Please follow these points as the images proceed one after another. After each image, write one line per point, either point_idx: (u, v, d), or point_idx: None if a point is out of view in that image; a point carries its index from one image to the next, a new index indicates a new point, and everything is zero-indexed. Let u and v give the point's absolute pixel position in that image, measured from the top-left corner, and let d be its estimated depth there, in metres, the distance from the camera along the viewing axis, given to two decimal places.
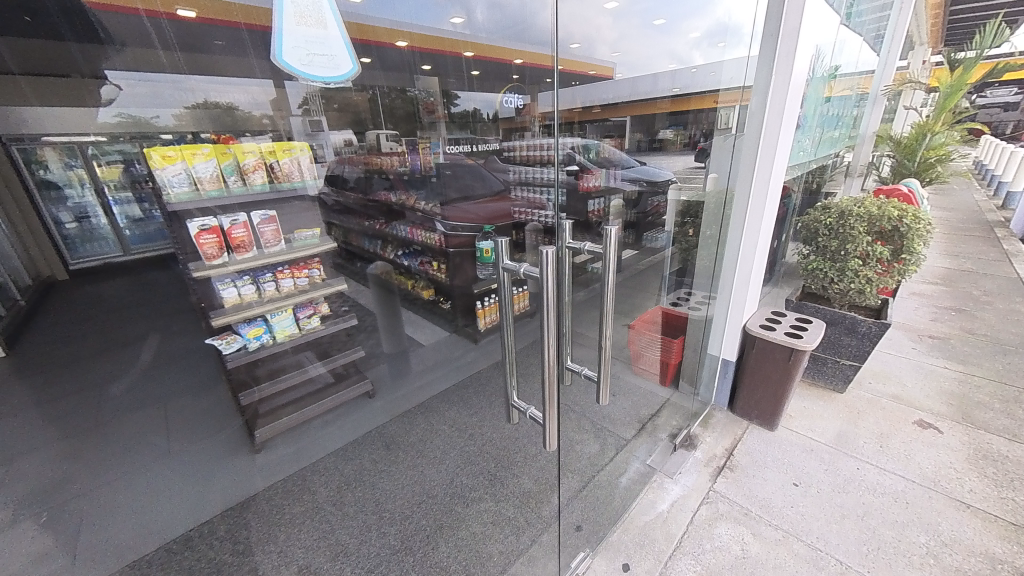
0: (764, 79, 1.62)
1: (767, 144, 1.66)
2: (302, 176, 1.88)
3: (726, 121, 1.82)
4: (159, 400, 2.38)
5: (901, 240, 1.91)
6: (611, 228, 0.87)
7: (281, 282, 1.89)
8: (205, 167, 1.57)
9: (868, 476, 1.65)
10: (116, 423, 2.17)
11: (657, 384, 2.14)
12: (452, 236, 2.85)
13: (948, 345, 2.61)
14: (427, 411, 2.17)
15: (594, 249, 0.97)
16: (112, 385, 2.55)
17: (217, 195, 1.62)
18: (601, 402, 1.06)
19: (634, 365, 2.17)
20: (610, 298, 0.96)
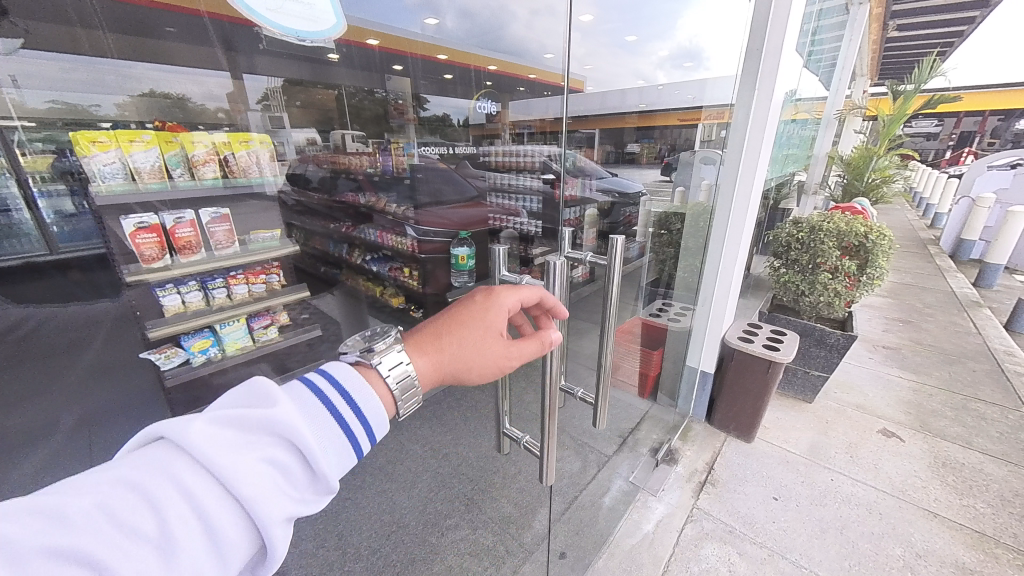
0: (745, 97, 1.65)
1: (749, 159, 1.68)
2: (261, 172, 1.69)
3: (709, 134, 1.83)
4: (82, 422, 2.07)
5: (866, 254, 1.95)
6: (617, 239, 0.80)
7: (233, 289, 1.69)
8: (144, 157, 1.38)
9: (843, 487, 1.67)
10: (27, 451, 1.86)
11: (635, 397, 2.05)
12: (425, 241, 2.77)
13: (901, 354, 2.77)
14: (397, 429, 2.02)
15: (595, 259, 0.90)
16: (26, 407, 2.21)
17: (158, 189, 1.42)
18: (599, 426, 0.97)
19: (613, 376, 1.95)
20: (613, 312, 0.89)
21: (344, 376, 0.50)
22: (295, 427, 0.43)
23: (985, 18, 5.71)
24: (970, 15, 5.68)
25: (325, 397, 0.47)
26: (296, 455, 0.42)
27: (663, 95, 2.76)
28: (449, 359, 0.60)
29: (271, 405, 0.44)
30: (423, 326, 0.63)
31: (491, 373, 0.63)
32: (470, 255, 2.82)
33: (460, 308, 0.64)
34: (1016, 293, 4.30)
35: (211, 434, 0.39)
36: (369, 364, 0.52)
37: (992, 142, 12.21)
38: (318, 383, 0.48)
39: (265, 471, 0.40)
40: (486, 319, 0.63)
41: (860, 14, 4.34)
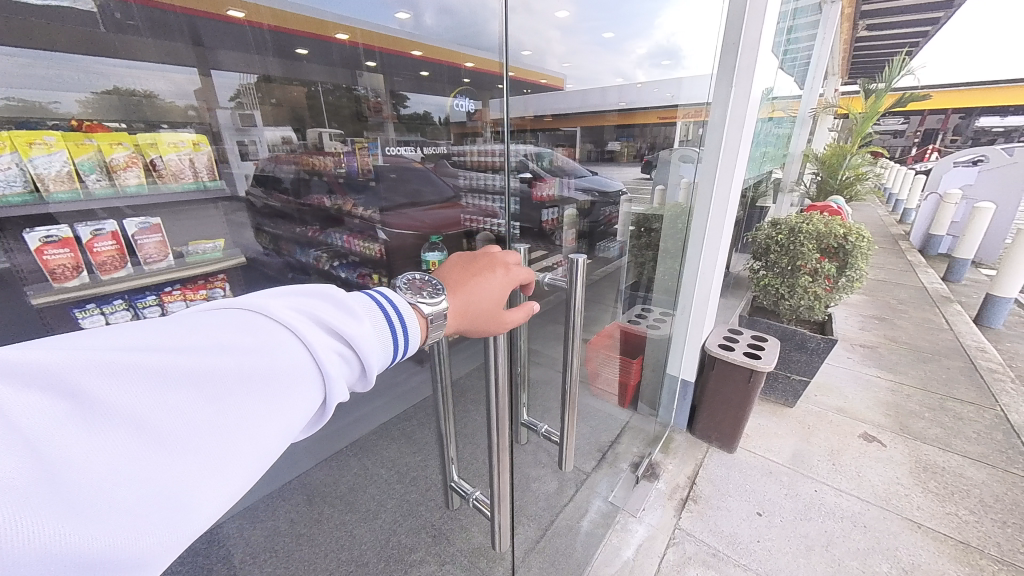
0: (719, 94, 1.57)
1: (726, 159, 1.60)
2: (195, 176, 1.56)
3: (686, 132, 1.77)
4: None
5: (845, 256, 1.90)
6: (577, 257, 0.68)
7: (167, 306, 1.52)
8: (47, 161, 1.20)
9: (827, 499, 1.61)
10: None
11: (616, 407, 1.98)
12: (395, 244, 2.67)
13: (879, 353, 2.76)
14: (361, 451, 1.87)
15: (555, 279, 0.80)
16: None
17: (68, 198, 1.24)
18: (565, 466, 0.87)
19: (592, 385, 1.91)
20: (576, 341, 0.78)
21: (399, 301, 0.54)
22: (362, 330, 0.48)
23: (950, 18, 5.85)
24: (936, 16, 5.82)
25: (385, 312, 0.52)
26: (356, 355, 0.47)
27: (641, 93, 2.67)
28: (467, 301, 0.62)
29: (342, 306, 0.48)
30: (450, 270, 0.65)
31: (495, 325, 0.66)
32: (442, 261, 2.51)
33: (486, 259, 0.67)
34: (982, 287, 4.40)
35: (296, 317, 0.44)
36: (418, 306, 0.54)
37: (954, 139, 12.68)
38: (379, 299, 0.53)
39: (334, 358, 0.45)
40: (505, 278, 0.66)
41: (833, 12, 4.35)
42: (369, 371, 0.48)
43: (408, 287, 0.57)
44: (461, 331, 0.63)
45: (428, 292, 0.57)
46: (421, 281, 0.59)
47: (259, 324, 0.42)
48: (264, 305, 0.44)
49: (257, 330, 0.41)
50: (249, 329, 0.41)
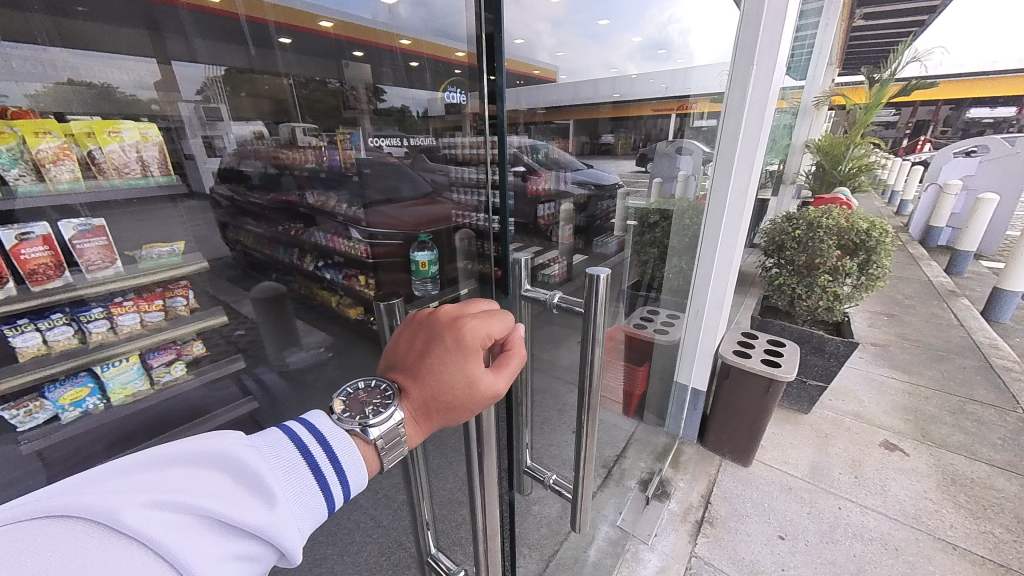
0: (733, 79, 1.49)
1: (744, 147, 1.49)
2: (143, 171, 1.37)
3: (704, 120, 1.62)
4: None
5: (868, 253, 1.76)
6: (599, 273, 0.50)
7: (117, 320, 1.34)
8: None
9: (852, 517, 1.49)
10: None
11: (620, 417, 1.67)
12: (377, 245, 2.49)
13: (889, 352, 2.65)
14: None
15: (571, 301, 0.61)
16: None
17: None
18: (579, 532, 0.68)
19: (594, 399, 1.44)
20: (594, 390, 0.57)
21: (334, 436, 0.42)
22: (278, 513, 0.37)
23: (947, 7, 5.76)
24: (934, 5, 5.72)
25: (313, 464, 0.40)
26: (270, 545, 0.37)
27: None
28: (422, 391, 0.47)
29: (247, 476, 0.37)
30: (400, 359, 0.51)
31: (480, 399, 0.48)
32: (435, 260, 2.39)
33: (433, 321, 0.50)
34: (985, 279, 4.33)
35: (165, 523, 0.32)
36: (366, 432, 0.42)
37: (943, 130, 12.73)
38: (303, 440, 0.41)
39: (232, 568, 0.34)
40: (459, 337, 0.47)
41: None
42: (295, 554, 0.38)
43: (348, 412, 0.44)
44: (439, 425, 0.49)
45: (372, 410, 0.44)
46: (367, 391, 0.46)
47: (102, 551, 0.30)
48: (109, 509, 0.31)
49: (99, 565, 0.29)
50: (85, 566, 0.29)
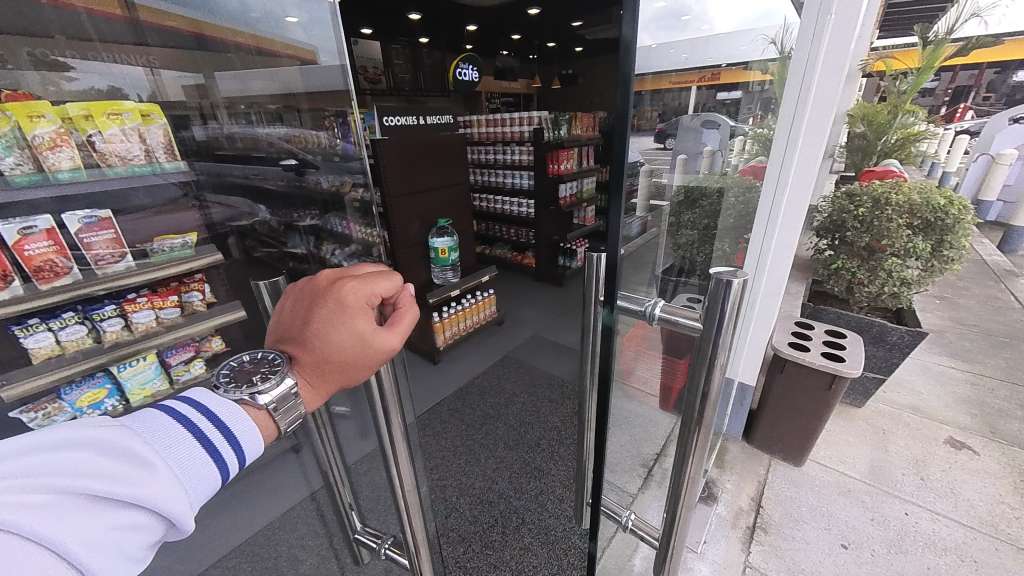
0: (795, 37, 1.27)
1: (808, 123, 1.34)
2: (151, 158, 1.24)
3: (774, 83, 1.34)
4: None
5: (943, 233, 1.57)
6: (725, 278, 0.35)
7: (131, 318, 1.26)
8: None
9: (921, 525, 1.35)
10: None
11: None
12: (398, 234, 2.18)
13: (946, 339, 2.45)
14: None
15: (688, 320, 0.43)
16: None
17: None
18: None
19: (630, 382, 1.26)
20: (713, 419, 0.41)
21: (221, 406, 0.43)
22: (163, 483, 0.37)
23: None
24: None
25: (202, 437, 0.41)
26: (157, 514, 0.37)
27: None
28: (311, 356, 0.48)
29: (124, 454, 0.36)
30: (286, 332, 0.50)
31: (375, 357, 0.48)
32: (453, 247, 2.32)
33: (312, 290, 0.50)
34: None
35: (34, 504, 0.31)
36: (254, 401, 0.43)
37: (987, 94, 11.73)
38: (185, 411, 0.42)
39: (120, 538, 0.34)
40: (337, 302, 0.47)
41: None
42: (187, 522, 0.39)
43: (230, 381, 0.45)
44: (338, 385, 0.50)
45: (260, 377, 0.45)
46: (254, 362, 0.46)
47: None
48: None
49: None
50: None
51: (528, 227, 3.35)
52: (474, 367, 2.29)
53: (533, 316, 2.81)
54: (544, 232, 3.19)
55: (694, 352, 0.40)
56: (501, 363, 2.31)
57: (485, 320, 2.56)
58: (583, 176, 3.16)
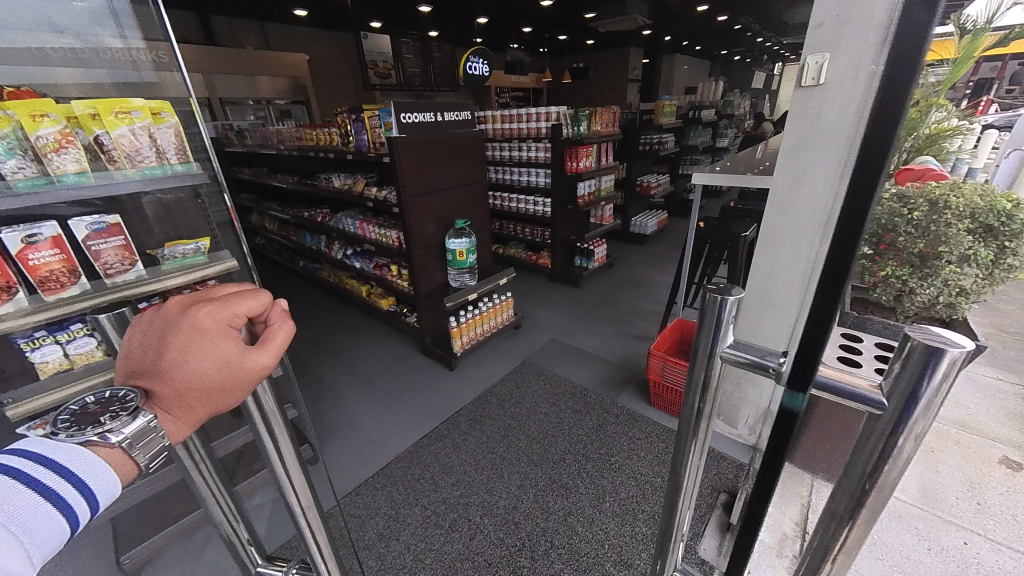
0: (840, 13, 1.06)
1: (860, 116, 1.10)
2: (162, 159, 1.15)
3: (818, 72, 1.13)
4: None
5: (1008, 240, 1.46)
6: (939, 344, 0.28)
7: None
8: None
9: (984, 556, 1.26)
10: None
11: None
12: (415, 234, 2.10)
13: (988, 347, 2.32)
14: (389, 481, 1.57)
15: (864, 393, 0.33)
16: None
17: None
18: None
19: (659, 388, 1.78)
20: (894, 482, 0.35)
21: (58, 452, 0.37)
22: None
23: None
24: None
25: (33, 484, 0.35)
26: None
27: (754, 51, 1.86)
28: (170, 387, 0.43)
29: None
30: (139, 367, 0.44)
31: (243, 378, 0.44)
32: (471, 249, 2.21)
33: (165, 317, 0.44)
34: None
35: None
36: (104, 438, 0.37)
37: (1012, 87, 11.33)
38: (9, 464, 0.35)
39: None
40: (195, 327, 0.43)
41: None
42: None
43: (74, 424, 0.38)
44: (210, 413, 0.45)
45: (107, 416, 0.39)
46: (101, 402, 0.40)
47: None
48: None
49: None
50: None
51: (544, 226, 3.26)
52: (492, 373, 2.21)
53: (550, 319, 2.72)
54: (561, 232, 3.10)
55: (865, 431, 0.35)
56: (520, 370, 2.22)
57: (502, 324, 2.47)
58: (602, 173, 3.04)
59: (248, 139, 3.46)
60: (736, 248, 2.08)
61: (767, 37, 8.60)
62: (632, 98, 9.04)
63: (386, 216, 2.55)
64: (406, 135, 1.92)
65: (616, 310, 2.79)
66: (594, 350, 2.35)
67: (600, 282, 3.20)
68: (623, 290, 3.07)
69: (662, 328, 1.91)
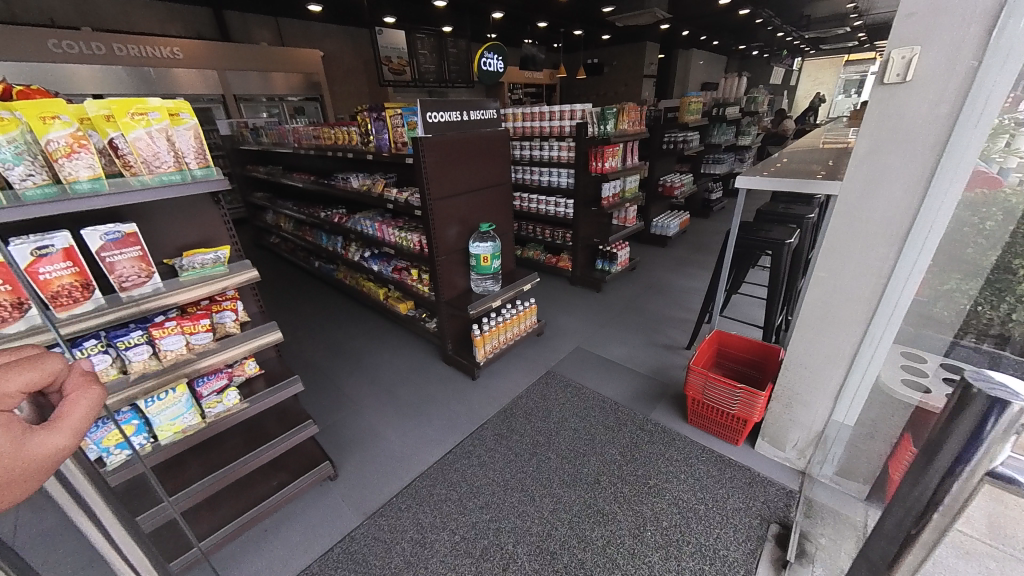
0: (937, 0, 0.95)
1: (952, 118, 0.99)
2: (182, 164, 1.07)
3: (905, 68, 1.01)
4: None
5: None
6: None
7: (159, 345, 1.12)
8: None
9: None
10: None
11: (730, 442, 1.69)
12: (439, 238, 2.01)
13: None
14: (414, 500, 1.49)
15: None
16: None
17: None
18: None
19: (705, 408, 1.70)
20: None
21: None
22: None
23: None
24: None
25: None
26: None
27: None
28: None
29: None
30: None
31: (30, 470, 0.36)
32: (495, 254, 2.12)
33: None
34: None
35: None
36: None
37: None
38: None
39: None
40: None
41: None
42: None
43: None
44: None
45: None
46: None
47: None
48: None
49: None
50: None
51: (566, 228, 3.15)
52: (516, 383, 2.12)
53: (573, 325, 2.62)
54: (583, 234, 2.99)
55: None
56: (545, 380, 2.13)
57: (525, 332, 2.38)
58: (628, 173, 2.92)
59: (263, 138, 3.40)
60: (778, 255, 1.96)
61: (787, 31, 8.36)
62: (647, 95, 8.86)
63: (406, 218, 2.48)
64: (432, 135, 1.83)
65: (641, 317, 2.69)
66: (621, 360, 2.25)
67: (623, 287, 3.09)
68: (647, 295, 2.96)
69: (701, 342, 1.81)
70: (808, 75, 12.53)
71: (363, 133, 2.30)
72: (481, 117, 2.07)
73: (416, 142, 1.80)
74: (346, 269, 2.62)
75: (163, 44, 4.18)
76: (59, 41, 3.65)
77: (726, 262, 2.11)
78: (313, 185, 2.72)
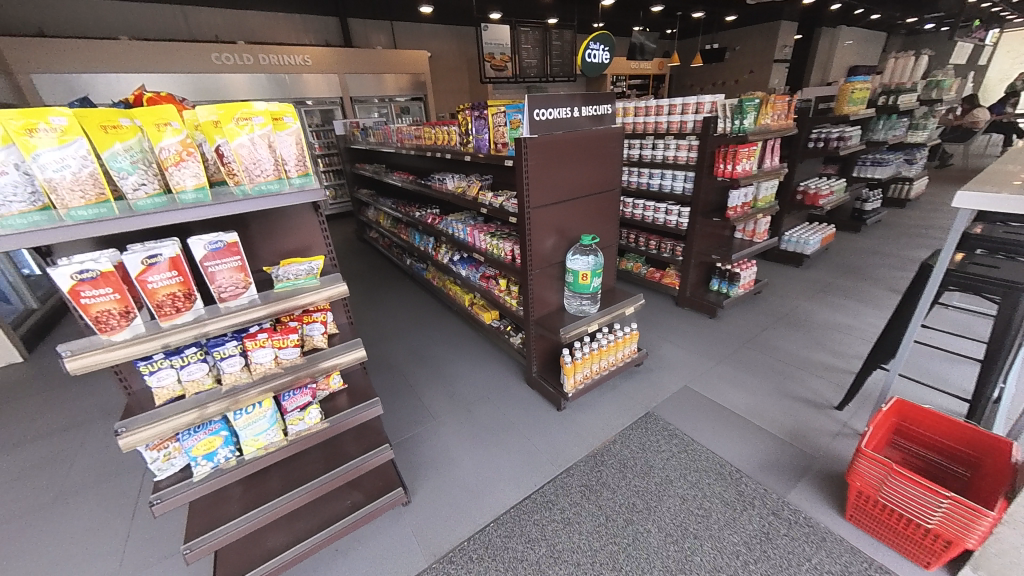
0: None
1: None
2: (282, 171, 1.00)
3: None
4: (119, 467, 1.68)
5: None
6: None
7: (251, 357, 1.09)
8: (58, 160, 0.75)
9: None
10: (51, 515, 1.48)
11: (916, 564, 1.21)
12: (534, 249, 1.80)
13: None
14: (487, 550, 1.32)
15: None
16: (80, 432, 1.89)
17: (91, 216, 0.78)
18: None
19: (878, 506, 1.24)
20: None
21: None
22: None
23: None
24: None
25: None
26: None
27: None
28: None
29: None
30: None
31: None
32: (596, 271, 1.81)
33: None
34: None
35: None
36: None
37: None
38: None
39: None
40: None
41: None
42: None
43: None
44: None
45: None
46: None
47: None
48: None
49: None
50: None
51: (676, 240, 2.73)
52: (608, 421, 1.84)
53: (680, 357, 2.24)
54: (697, 248, 2.56)
55: None
56: (643, 422, 1.82)
57: (623, 362, 2.06)
58: (764, 178, 2.40)
59: (371, 137, 3.54)
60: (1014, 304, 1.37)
61: None
62: (777, 83, 7.63)
63: (499, 224, 2.32)
64: (537, 135, 1.61)
65: (769, 355, 2.19)
66: (743, 413, 1.82)
67: (744, 315, 2.58)
68: (777, 328, 2.41)
69: (876, 415, 1.34)
70: (1007, 50, 9.73)
71: (463, 133, 2.18)
72: (594, 112, 1.81)
73: (520, 143, 1.59)
74: (435, 271, 2.56)
75: (297, 53, 4.64)
76: (220, 54, 4.26)
77: (916, 304, 1.56)
78: (411, 185, 2.72)
